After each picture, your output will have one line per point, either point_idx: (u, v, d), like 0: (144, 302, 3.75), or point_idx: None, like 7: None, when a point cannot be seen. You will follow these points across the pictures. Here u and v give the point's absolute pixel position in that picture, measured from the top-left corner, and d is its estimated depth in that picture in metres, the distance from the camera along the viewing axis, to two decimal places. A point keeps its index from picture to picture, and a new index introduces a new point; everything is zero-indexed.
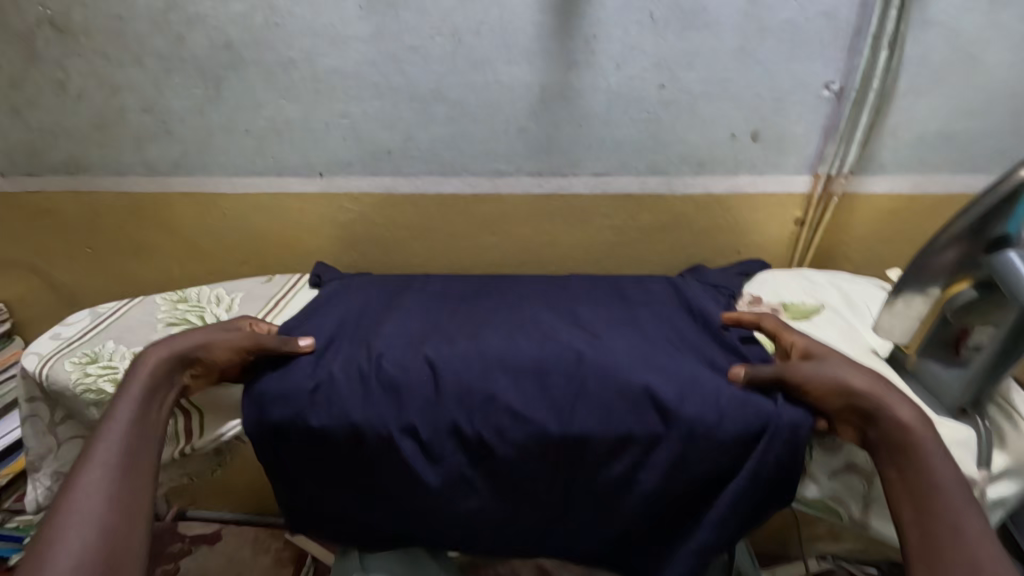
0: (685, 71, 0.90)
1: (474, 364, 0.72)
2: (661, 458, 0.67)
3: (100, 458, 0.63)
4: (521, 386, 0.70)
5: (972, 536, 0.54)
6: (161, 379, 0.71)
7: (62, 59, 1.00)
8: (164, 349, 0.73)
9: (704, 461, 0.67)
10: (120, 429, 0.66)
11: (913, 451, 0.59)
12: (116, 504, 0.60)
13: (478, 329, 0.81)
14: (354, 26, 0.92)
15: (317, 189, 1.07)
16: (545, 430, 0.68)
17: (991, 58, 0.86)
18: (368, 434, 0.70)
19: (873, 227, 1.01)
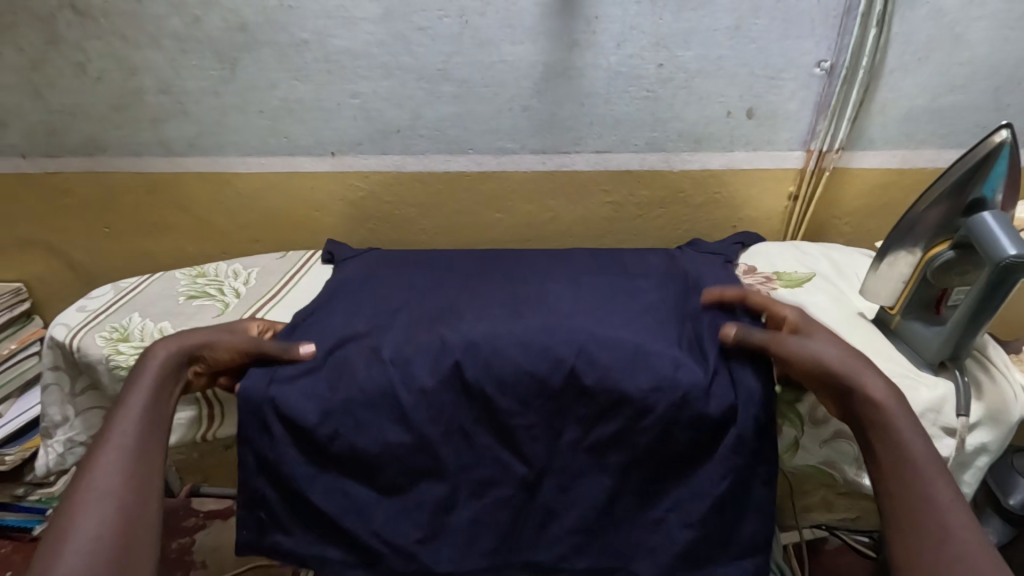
0: (683, 50, 0.94)
1: (480, 330, 0.76)
2: (649, 426, 0.69)
3: (114, 445, 0.62)
4: (524, 343, 0.73)
5: (948, 505, 0.54)
6: (171, 373, 0.71)
7: (81, 42, 1.03)
8: (171, 345, 0.73)
9: (689, 427, 0.69)
10: (133, 418, 0.65)
11: (885, 423, 0.60)
12: (132, 484, 0.59)
13: (486, 306, 0.85)
14: (364, 8, 0.96)
15: (327, 168, 1.11)
16: (547, 381, 0.70)
17: (975, 36, 0.90)
18: (371, 391, 0.72)
19: (862, 201, 1.05)
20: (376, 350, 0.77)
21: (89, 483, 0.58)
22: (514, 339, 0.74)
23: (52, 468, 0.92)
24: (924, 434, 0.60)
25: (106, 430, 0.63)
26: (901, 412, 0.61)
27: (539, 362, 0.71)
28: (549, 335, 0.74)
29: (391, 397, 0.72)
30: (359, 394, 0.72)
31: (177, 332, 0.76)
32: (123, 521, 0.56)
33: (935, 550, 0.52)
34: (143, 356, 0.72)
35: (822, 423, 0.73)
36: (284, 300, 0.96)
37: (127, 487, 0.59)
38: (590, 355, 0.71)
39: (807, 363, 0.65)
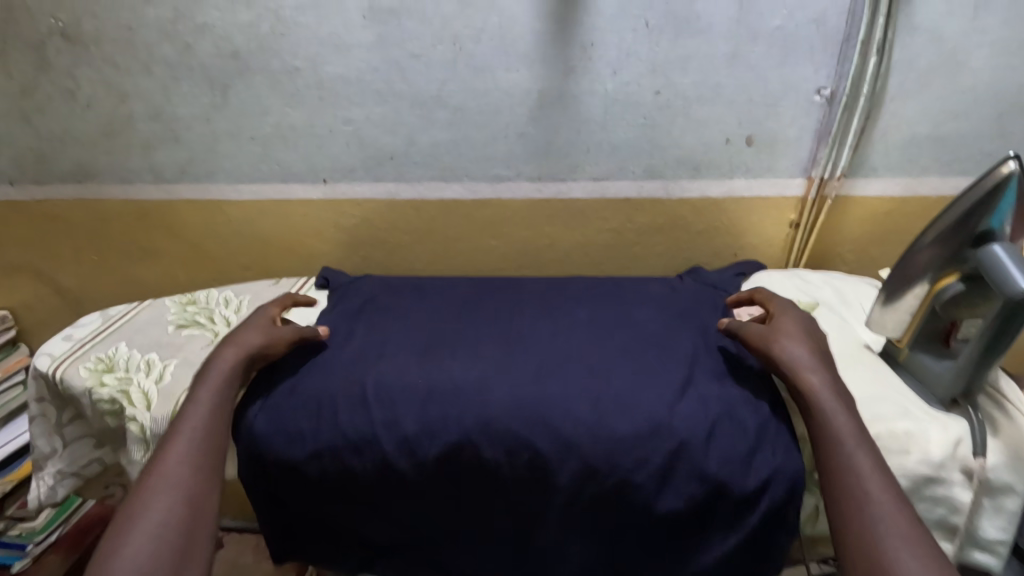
0: (680, 77, 0.93)
1: (472, 376, 0.76)
2: (648, 482, 0.68)
3: (179, 441, 0.67)
4: (516, 391, 0.73)
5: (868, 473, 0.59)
6: (239, 375, 0.77)
7: (72, 69, 1.02)
8: (231, 352, 0.78)
9: (688, 484, 0.68)
10: (195, 418, 0.70)
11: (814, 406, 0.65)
12: (199, 467, 0.66)
13: (479, 342, 0.83)
14: (357, 35, 0.95)
15: (320, 195, 1.10)
16: (533, 445, 0.70)
17: (977, 63, 0.88)
18: (357, 441, 0.72)
19: (865, 228, 1.02)
20: (364, 389, 0.76)
21: (155, 478, 0.63)
22: (507, 392, 0.73)
23: (41, 500, 0.90)
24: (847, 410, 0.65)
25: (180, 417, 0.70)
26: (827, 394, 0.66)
27: (530, 417, 0.71)
28: (546, 388, 0.73)
29: (381, 457, 0.72)
30: (349, 447, 0.72)
31: (236, 336, 0.82)
32: (183, 513, 0.61)
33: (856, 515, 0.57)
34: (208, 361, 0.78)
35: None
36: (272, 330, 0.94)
37: (192, 482, 0.64)
38: (582, 409, 0.71)
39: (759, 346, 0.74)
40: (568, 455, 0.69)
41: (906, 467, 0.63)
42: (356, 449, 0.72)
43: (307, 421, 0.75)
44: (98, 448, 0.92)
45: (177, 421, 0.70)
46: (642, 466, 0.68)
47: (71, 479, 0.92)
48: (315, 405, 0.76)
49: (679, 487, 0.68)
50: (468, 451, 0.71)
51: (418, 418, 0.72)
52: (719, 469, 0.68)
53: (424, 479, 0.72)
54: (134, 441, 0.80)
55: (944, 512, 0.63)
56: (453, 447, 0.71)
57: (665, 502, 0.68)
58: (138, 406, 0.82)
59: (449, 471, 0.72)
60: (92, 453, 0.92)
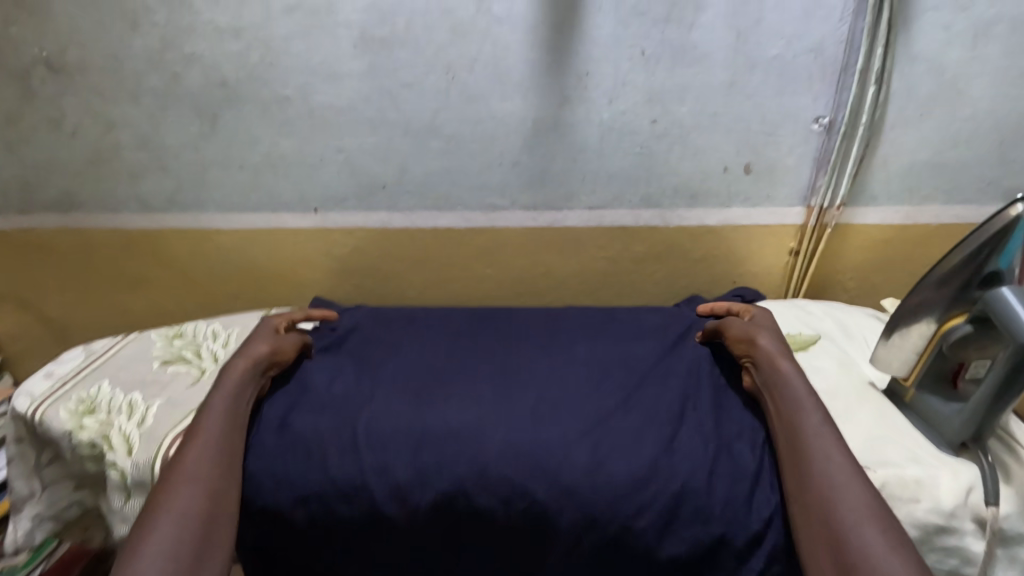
0: (677, 105, 0.91)
1: (468, 417, 0.74)
2: (649, 528, 0.67)
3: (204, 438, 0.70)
4: (512, 436, 0.72)
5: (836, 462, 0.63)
6: (249, 383, 0.78)
7: (57, 98, 1.00)
8: (246, 361, 0.80)
9: (692, 527, 0.67)
10: (219, 416, 0.73)
11: (793, 402, 0.69)
12: (221, 465, 0.69)
13: (473, 380, 0.81)
14: (349, 64, 0.93)
15: (311, 224, 1.07)
16: (531, 494, 0.68)
17: (977, 91, 0.87)
18: (347, 489, 0.70)
19: (866, 257, 1.01)
20: (355, 432, 0.74)
21: (183, 471, 0.66)
22: (502, 438, 0.72)
23: (19, 544, 0.87)
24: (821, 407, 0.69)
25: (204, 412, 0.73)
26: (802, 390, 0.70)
27: (528, 464, 0.69)
28: (543, 433, 0.72)
29: (374, 507, 0.70)
30: (339, 495, 0.70)
31: (245, 347, 0.83)
32: (209, 509, 0.64)
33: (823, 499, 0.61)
34: (225, 367, 0.80)
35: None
36: None
37: (218, 479, 0.67)
38: (580, 455, 0.70)
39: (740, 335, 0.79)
40: (566, 506, 0.68)
41: (915, 515, 0.61)
42: (348, 502, 0.70)
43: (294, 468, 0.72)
44: (77, 491, 0.87)
45: (202, 417, 0.73)
46: (645, 511, 0.67)
47: (48, 524, 0.88)
48: (304, 450, 0.73)
49: (681, 531, 0.67)
50: (463, 502, 0.69)
51: (411, 466, 0.70)
52: (722, 508, 0.67)
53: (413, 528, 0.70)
54: (115, 489, 0.77)
55: (957, 563, 0.61)
56: (450, 499, 0.69)
57: (668, 547, 0.67)
58: (118, 451, 0.79)
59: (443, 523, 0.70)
60: (70, 496, 0.87)
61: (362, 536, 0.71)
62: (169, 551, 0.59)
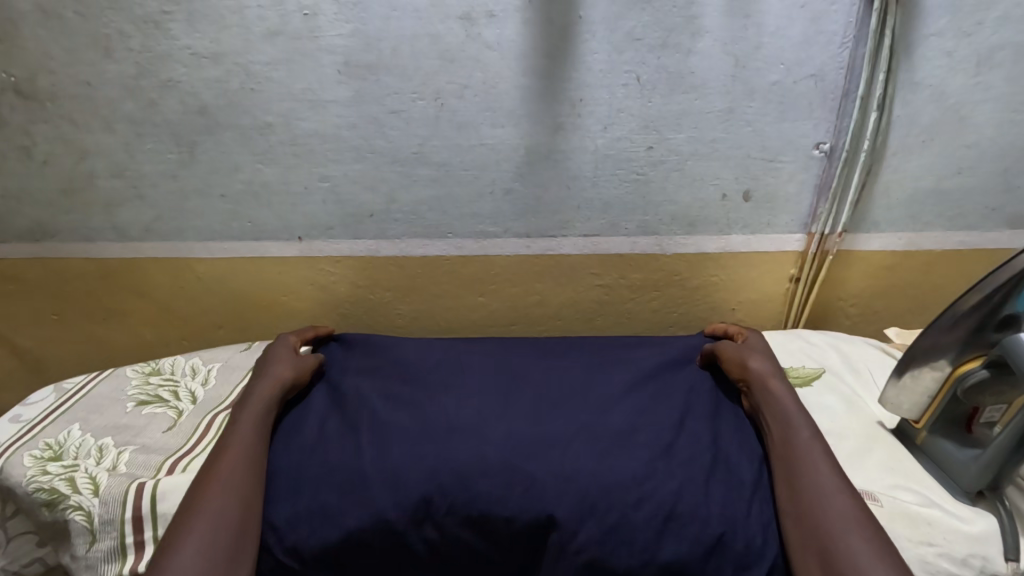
0: (674, 133, 0.89)
1: (469, 414, 0.75)
2: (648, 523, 0.63)
3: (235, 447, 0.71)
4: (514, 428, 0.72)
5: (826, 470, 0.64)
6: (272, 403, 0.78)
7: (27, 125, 0.96)
8: (271, 384, 0.80)
9: (693, 522, 0.63)
10: (247, 428, 0.74)
11: (783, 416, 0.71)
12: (250, 463, 0.69)
13: (473, 381, 0.83)
14: (333, 90, 0.89)
15: (296, 253, 1.03)
16: (534, 478, 0.66)
17: (980, 118, 0.85)
18: (347, 481, 0.68)
19: (867, 283, 0.98)
20: (356, 433, 0.74)
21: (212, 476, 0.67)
22: (505, 432, 0.72)
23: None
24: (811, 423, 0.71)
25: (237, 419, 0.75)
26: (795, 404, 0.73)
27: (528, 454, 0.68)
28: (544, 429, 0.72)
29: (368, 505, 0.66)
30: (340, 487, 0.68)
31: (267, 370, 0.83)
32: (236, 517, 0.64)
33: (812, 505, 0.62)
34: (248, 389, 0.80)
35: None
36: None
37: (248, 484, 0.67)
38: (581, 455, 0.69)
39: (737, 359, 0.81)
40: (566, 494, 0.65)
41: (924, 559, 0.58)
42: (345, 501, 0.66)
43: (291, 474, 0.70)
44: (40, 546, 0.80)
45: (232, 426, 0.74)
46: (644, 502, 0.64)
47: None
48: (311, 445, 0.74)
49: (680, 530, 0.63)
50: (461, 495, 0.65)
51: (409, 455, 0.69)
52: (722, 508, 0.64)
53: (410, 526, 0.65)
54: (79, 534, 0.72)
55: None
56: (447, 491, 0.65)
57: (667, 547, 0.62)
58: (82, 492, 0.74)
59: (437, 517, 0.65)
60: (34, 553, 0.81)
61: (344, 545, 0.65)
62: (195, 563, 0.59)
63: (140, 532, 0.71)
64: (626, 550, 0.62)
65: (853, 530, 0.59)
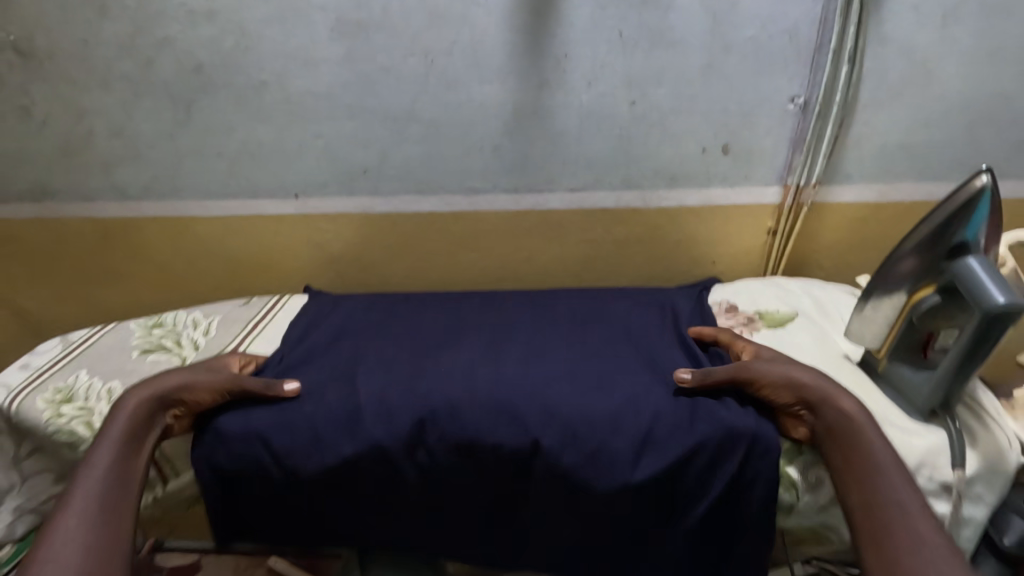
0: (655, 88, 0.92)
1: (461, 359, 0.80)
2: (626, 448, 0.68)
3: (99, 468, 0.65)
4: (501, 369, 0.77)
5: (906, 490, 0.59)
6: (146, 417, 0.70)
7: (26, 85, 0.98)
8: (145, 391, 0.72)
9: (671, 442, 0.68)
10: (114, 440, 0.67)
11: (845, 417, 0.65)
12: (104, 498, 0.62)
13: (464, 338, 0.86)
14: (326, 48, 0.92)
15: (292, 211, 1.07)
16: (518, 411, 0.71)
17: (946, 72, 0.89)
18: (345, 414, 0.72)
19: (841, 235, 1.03)
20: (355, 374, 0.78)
21: (74, 504, 0.61)
22: (492, 373, 0.76)
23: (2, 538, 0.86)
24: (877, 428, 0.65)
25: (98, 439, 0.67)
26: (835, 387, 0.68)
27: (515, 391, 0.72)
28: (529, 372, 0.76)
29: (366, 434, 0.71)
30: (339, 423, 0.72)
31: (152, 379, 0.74)
32: (107, 541, 0.60)
33: (883, 510, 0.58)
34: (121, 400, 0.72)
35: (816, 485, 0.69)
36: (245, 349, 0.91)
37: (103, 522, 0.61)
38: (565, 391, 0.73)
39: (780, 377, 0.69)
40: (551, 424, 0.70)
41: None
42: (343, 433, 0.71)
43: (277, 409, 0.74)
44: (57, 483, 0.87)
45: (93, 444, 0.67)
46: (621, 432, 0.69)
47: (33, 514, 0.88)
48: (308, 388, 0.78)
49: (659, 450, 0.68)
50: (450, 423, 0.70)
51: (403, 393, 0.73)
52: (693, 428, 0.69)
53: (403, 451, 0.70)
54: None
55: None
56: (436, 419, 0.71)
57: (644, 467, 0.68)
58: None
59: (429, 444, 0.71)
60: (51, 489, 0.87)
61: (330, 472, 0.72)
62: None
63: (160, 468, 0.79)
64: (608, 470, 0.68)
65: (925, 518, 0.57)
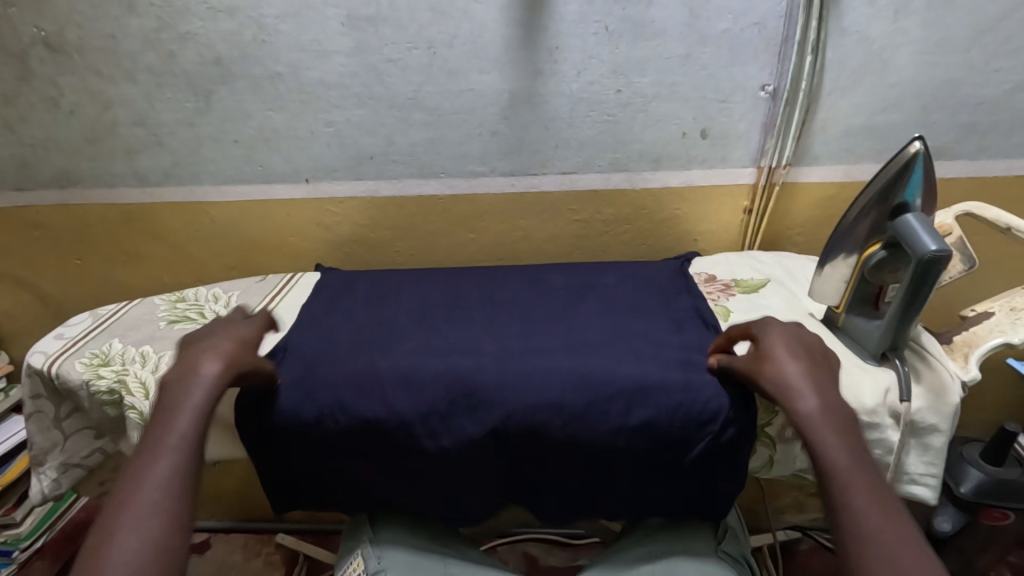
0: (639, 76, 1.01)
1: (468, 330, 0.87)
2: (619, 405, 0.72)
3: (175, 439, 0.63)
4: (502, 340, 0.84)
5: (859, 485, 0.57)
6: (219, 393, 0.68)
7: (55, 77, 1.05)
8: (220, 363, 0.70)
9: (664, 397, 0.72)
10: (192, 410, 0.65)
11: (798, 413, 0.63)
12: (179, 473, 0.61)
13: (468, 312, 0.94)
14: (337, 42, 1.00)
15: (303, 195, 1.14)
16: (519, 366, 0.76)
17: (899, 61, 0.99)
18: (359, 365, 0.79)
19: (812, 212, 1.12)
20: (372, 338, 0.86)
21: (149, 476, 0.59)
22: (492, 344, 0.83)
23: (46, 496, 0.90)
24: (845, 415, 0.63)
25: (174, 407, 0.65)
26: (811, 381, 0.66)
27: (517, 352, 0.80)
28: (527, 341, 0.83)
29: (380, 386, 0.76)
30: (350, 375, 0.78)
31: (220, 345, 0.73)
32: (179, 521, 0.57)
33: (836, 506, 0.57)
34: (194, 364, 0.69)
35: (791, 440, 0.77)
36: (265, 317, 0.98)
37: (176, 499, 0.59)
38: (560, 356, 0.78)
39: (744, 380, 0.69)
40: (551, 380, 0.74)
41: None
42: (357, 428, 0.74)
43: (279, 421, 0.75)
44: (99, 438, 0.93)
45: (168, 408, 0.66)
46: (620, 395, 0.72)
47: (75, 470, 0.93)
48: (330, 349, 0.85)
49: (650, 405, 0.72)
50: (456, 378, 0.75)
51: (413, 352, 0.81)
52: (682, 383, 0.73)
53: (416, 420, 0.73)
54: (136, 427, 0.81)
55: (881, 452, 0.73)
56: (452, 412, 0.73)
57: (636, 416, 0.71)
58: (137, 394, 0.81)
59: (441, 410, 0.73)
60: (92, 445, 0.93)
61: (356, 463, 0.77)
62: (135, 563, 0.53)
63: None
64: (603, 420, 0.72)
65: (878, 514, 0.55)
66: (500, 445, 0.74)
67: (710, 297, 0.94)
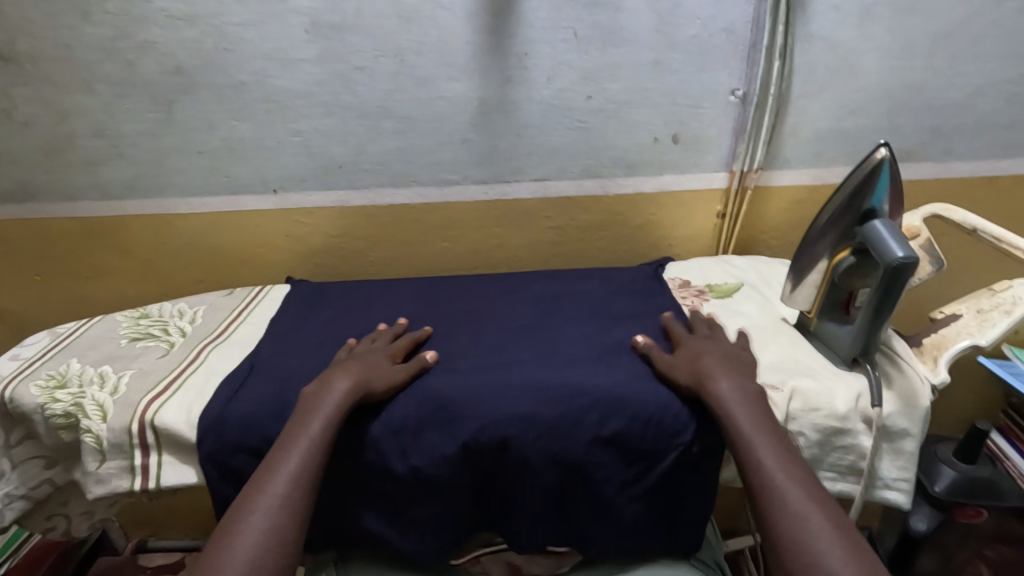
0: (610, 83, 1.01)
1: (442, 341, 0.86)
2: (589, 418, 0.71)
3: (299, 447, 0.65)
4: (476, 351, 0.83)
5: (778, 462, 0.60)
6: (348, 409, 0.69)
7: (8, 88, 1.02)
8: (349, 381, 0.71)
9: (632, 408, 0.71)
10: (318, 422, 0.67)
11: (718, 399, 0.67)
12: (300, 482, 0.62)
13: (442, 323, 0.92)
14: (303, 50, 0.98)
15: (272, 206, 1.12)
16: (491, 379, 0.75)
17: (865, 64, 0.99)
18: None
19: (785, 215, 1.12)
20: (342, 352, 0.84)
21: (272, 483, 0.61)
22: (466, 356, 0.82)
23: None
24: (762, 403, 0.67)
25: (306, 414, 0.68)
26: (733, 374, 0.70)
27: (492, 364, 0.78)
28: (501, 352, 0.82)
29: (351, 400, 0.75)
30: None
31: (347, 365, 0.74)
32: (288, 533, 0.59)
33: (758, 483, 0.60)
34: (329, 381, 0.71)
35: None
36: (232, 333, 0.96)
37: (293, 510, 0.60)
38: (534, 367, 0.77)
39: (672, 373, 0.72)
40: (524, 392, 0.72)
41: (813, 422, 0.72)
42: (349, 447, 0.72)
43: (249, 441, 0.74)
44: (49, 468, 0.85)
45: (301, 415, 0.68)
46: (592, 407, 0.71)
47: (21, 504, 0.84)
48: (299, 365, 0.83)
49: (621, 417, 0.71)
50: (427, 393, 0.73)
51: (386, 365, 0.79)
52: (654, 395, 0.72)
53: (385, 435, 0.71)
54: (89, 453, 0.76)
55: (854, 458, 0.73)
56: (423, 427, 0.71)
57: (608, 428, 0.71)
58: (93, 417, 0.78)
59: (411, 425, 0.71)
60: (42, 475, 0.85)
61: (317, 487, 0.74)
62: (256, 555, 0.57)
63: (146, 457, 0.76)
64: (574, 434, 0.71)
65: (796, 488, 0.58)
66: (472, 462, 0.72)
67: (685, 303, 0.94)
